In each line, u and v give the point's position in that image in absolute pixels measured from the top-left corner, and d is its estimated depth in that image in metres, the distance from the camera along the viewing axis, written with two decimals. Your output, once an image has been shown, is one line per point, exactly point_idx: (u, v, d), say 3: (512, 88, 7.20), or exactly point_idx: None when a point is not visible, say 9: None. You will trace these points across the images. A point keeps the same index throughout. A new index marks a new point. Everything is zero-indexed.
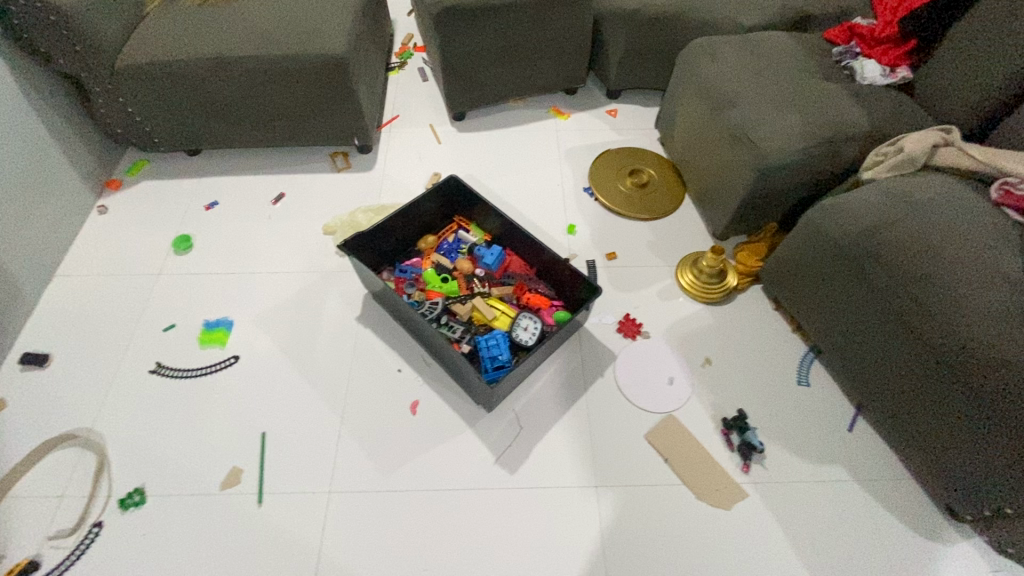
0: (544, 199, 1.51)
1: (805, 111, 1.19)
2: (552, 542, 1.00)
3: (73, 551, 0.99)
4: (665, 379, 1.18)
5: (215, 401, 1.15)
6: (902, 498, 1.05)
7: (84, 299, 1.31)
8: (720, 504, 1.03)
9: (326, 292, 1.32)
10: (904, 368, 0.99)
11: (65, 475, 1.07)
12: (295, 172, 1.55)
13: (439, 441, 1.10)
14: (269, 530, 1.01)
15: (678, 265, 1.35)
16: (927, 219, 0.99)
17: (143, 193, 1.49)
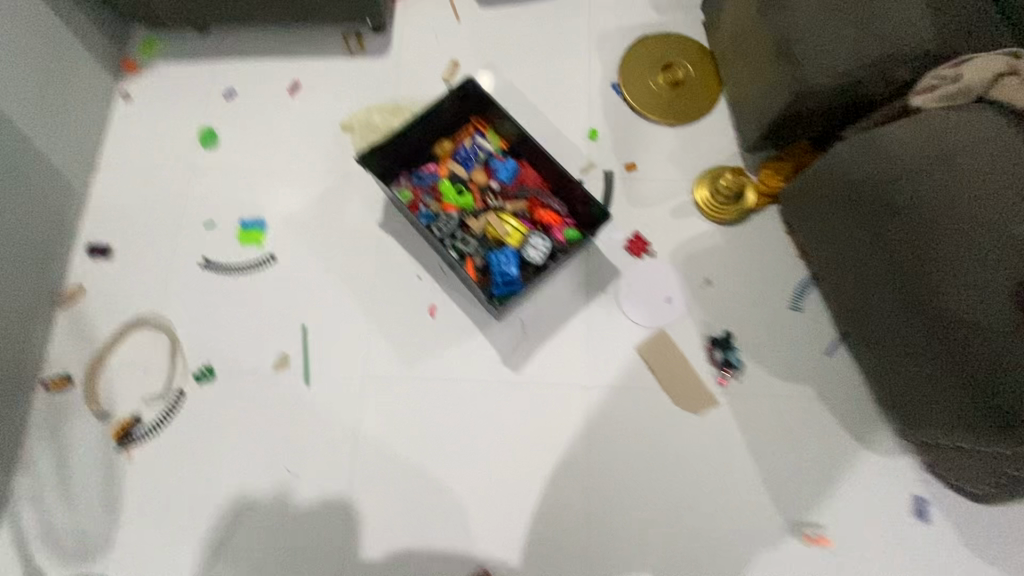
0: (567, 96, 1.42)
1: (866, 19, 1.06)
2: (545, 431, 1.20)
3: (166, 412, 1.25)
4: (663, 297, 1.26)
5: (259, 297, 1.31)
6: (858, 417, 1.18)
7: (128, 192, 1.41)
8: (692, 410, 1.20)
9: (348, 195, 1.37)
10: (888, 310, 1.06)
11: (148, 351, 1.29)
12: (308, 58, 1.48)
13: (454, 343, 1.26)
14: (315, 405, 1.24)
15: (696, 180, 1.33)
16: (956, 168, 0.97)
17: (162, 79, 1.48)
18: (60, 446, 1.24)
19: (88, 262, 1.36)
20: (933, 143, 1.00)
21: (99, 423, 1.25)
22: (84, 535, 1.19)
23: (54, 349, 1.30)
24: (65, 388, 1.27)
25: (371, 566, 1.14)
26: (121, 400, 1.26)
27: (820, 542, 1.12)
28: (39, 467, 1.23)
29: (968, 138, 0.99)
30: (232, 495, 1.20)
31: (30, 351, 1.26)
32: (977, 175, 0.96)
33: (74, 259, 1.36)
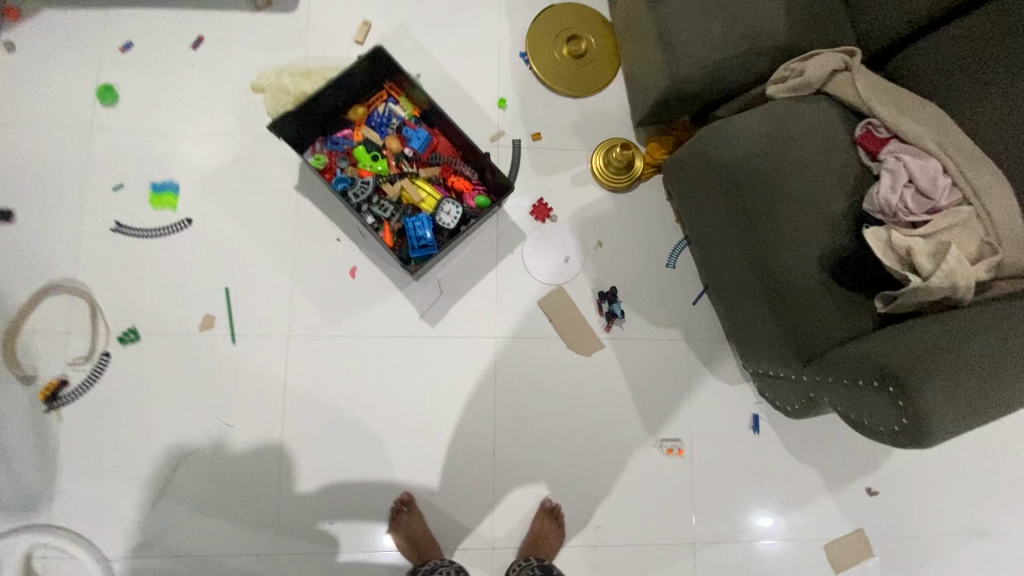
0: (479, 63, 1.48)
1: (730, 15, 1.19)
2: (459, 375, 1.38)
3: (93, 374, 1.29)
4: (561, 258, 1.43)
5: (179, 260, 1.35)
6: (714, 353, 1.46)
7: (23, 152, 1.35)
8: (583, 353, 1.42)
9: (263, 158, 1.40)
10: (734, 271, 1.28)
11: (66, 315, 1.31)
12: (210, 9, 1.43)
13: (375, 300, 1.38)
14: (244, 362, 1.33)
15: (594, 149, 1.47)
16: (788, 154, 1.17)
17: (47, 27, 1.39)
18: None
19: None
20: (777, 129, 1.18)
21: (23, 385, 1.28)
22: (22, 489, 1.26)
23: None
24: None
25: (307, 496, 1.30)
26: (45, 364, 1.29)
27: (678, 453, 1.42)
28: None
29: (803, 126, 1.19)
30: (169, 445, 1.29)
31: None
32: (803, 161, 1.17)
33: None
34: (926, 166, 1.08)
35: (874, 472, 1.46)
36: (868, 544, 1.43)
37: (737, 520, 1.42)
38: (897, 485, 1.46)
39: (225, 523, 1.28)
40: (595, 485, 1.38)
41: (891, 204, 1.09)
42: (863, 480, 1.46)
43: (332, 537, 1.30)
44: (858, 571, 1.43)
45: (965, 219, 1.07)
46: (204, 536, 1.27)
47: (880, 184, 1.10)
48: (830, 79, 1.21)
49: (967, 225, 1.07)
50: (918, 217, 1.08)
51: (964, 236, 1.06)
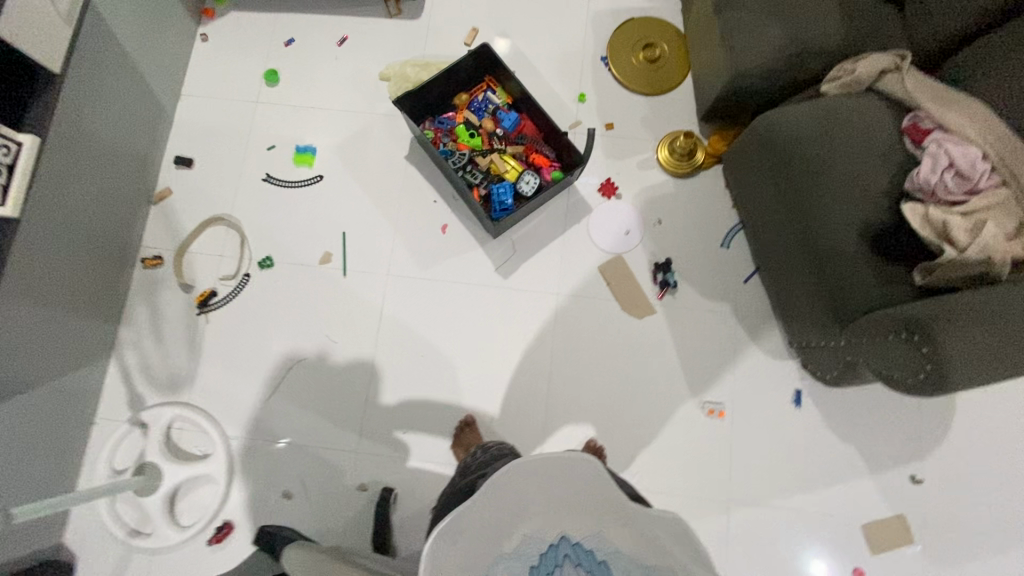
0: (565, 64, 1.74)
1: (788, 21, 1.36)
2: (525, 323, 1.59)
3: (235, 289, 1.62)
4: (623, 230, 1.63)
5: (309, 207, 1.67)
6: (760, 328, 1.58)
7: (205, 116, 1.74)
8: (636, 315, 1.58)
9: (382, 132, 1.72)
10: (780, 247, 1.41)
11: (222, 242, 1.66)
12: (354, 16, 1.80)
13: (460, 252, 1.63)
14: (350, 292, 1.62)
15: (659, 140, 1.67)
16: (834, 140, 1.31)
17: (233, 25, 1.80)
18: (154, 308, 1.62)
19: (174, 170, 1.71)
20: (825, 118, 1.33)
21: (184, 293, 1.63)
22: (173, 373, 1.59)
23: (148, 235, 1.67)
24: (157, 266, 1.64)
25: (388, 408, 1.55)
26: (202, 278, 1.64)
27: (719, 415, 1.53)
28: (138, 321, 1.61)
29: (850, 116, 1.33)
30: (286, 352, 1.59)
31: (132, 235, 1.62)
32: (849, 147, 1.31)
33: (162, 168, 1.71)
34: (966, 151, 1.19)
35: (920, 461, 1.50)
36: (909, 530, 1.45)
37: (773, 487, 1.49)
38: (943, 476, 1.49)
39: (322, 421, 1.55)
40: (637, 434, 1.52)
41: (930, 183, 1.20)
42: (909, 468, 1.49)
43: (404, 446, 1.53)
44: (896, 556, 1.44)
45: (1003, 200, 1.17)
46: (305, 428, 1.55)
47: (922, 165, 1.22)
48: (881, 78, 1.35)
49: (1004, 206, 1.17)
50: (956, 196, 1.19)
51: (1001, 215, 1.16)
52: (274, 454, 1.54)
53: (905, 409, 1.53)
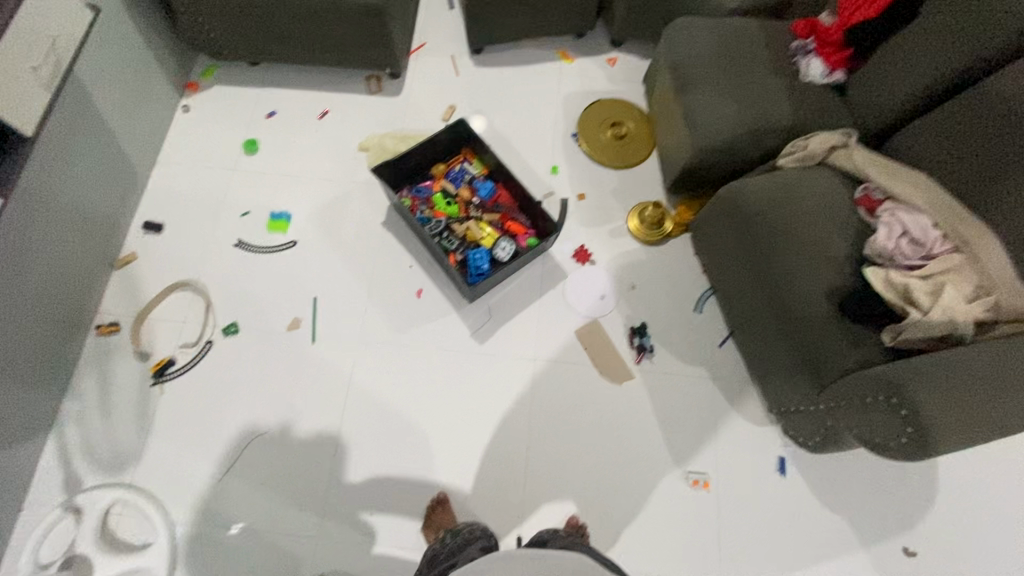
0: (538, 138, 1.83)
1: (742, 104, 1.50)
2: (501, 390, 1.54)
3: (196, 357, 1.54)
4: (598, 295, 1.64)
5: (282, 271, 1.64)
6: (738, 393, 1.56)
7: (180, 182, 1.74)
8: (614, 381, 1.55)
9: (359, 199, 1.74)
10: (753, 311, 1.43)
11: (186, 308, 1.60)
12: (336, 92, 1.88)
13: (434, 318, 1.60)
14: (318, 360, 1.56)
15: (629, 210, 1.73)
16: (795, 209, 1.38)
17: (217, 97, 1.86)
18: (105, 378, 1.52)
19: (142, 235, 1.67)
20: (783, 188, 1.41)
21: (140, 362, 1.54)
22: (118, 450, 1.46)
23: (107, 301, 1.59)
24: (113, 333, 1.56)
25: (354, 486, 1.44)
26: (160, 345, 1.55)
27: (704, 485, 1.47)
28: (85, 393, 1.50)
29: (806, 186, 1.41)
30: (246, 425, 1.49)
31: (90, 300, 1.55)
32: (809, 215, 1.37)
33: (130, 232, 1.67)
34: (917, 220, 1.26)
35: (910, 531, 1.45)
36: None
37: (764, 564, 1.41)
38: (935, 548, 1.44)
39: (280, 501, 1.43)
40: (620, 509, 1.44)
41: (888, 249, 1.26)
42: (900, 539, 1.44)
43: (369, 529, 1.41)
44: None
45: (957, 265, 1.21)
46: (261, 510, 1.42)
47: (878, 233, 1.28)
48: (831, 154, 1.46)
49: (959, 270, 1.21)
50: (913, 261, 1.25)
51: (958, 279, 1.20)
52: (222, 542, 1.39)
53: (889, 476, 1.50)
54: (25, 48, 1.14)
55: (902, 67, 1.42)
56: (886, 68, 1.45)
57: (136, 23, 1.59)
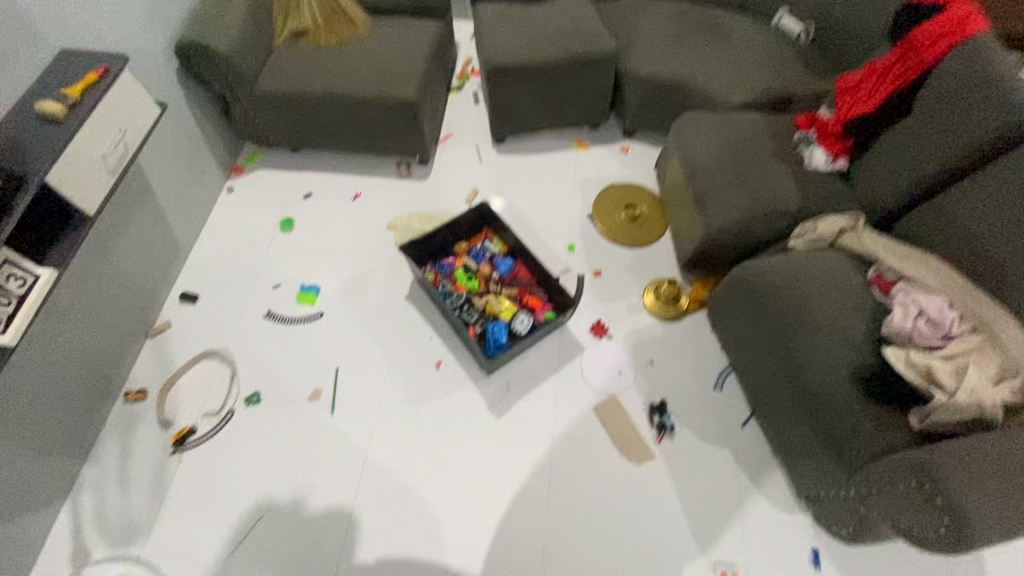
0: (556, 218, 1.92)
1: (750, 189, 1.58)
2: (517, 467, 1.51)
3: (217, 426, 1.56)
4: (616, 371, 1.64)
5: (306, 342, 1.70)
6: (764, 476, 1.51)
7: (218, 256, 1.85)
8: (634, 461, 1.52)
9: (384, 274, 1.82)
10: (773, 391, 1.42)
11: (212, 376, 1.64)
12: (368, 176, 2.03)
13: (452, 390, 1.62)
14: (335, 431, 1.56)
15: (645, 286, 1.78)
16: (810, 289, 1.40)
17: (259, 179, 2.02)
18: (127, 445, 1.54)
19: (178, 305, 1.76)
20: (796, 270, 1.45)
21: (161, 429, 1.56)
22: (130, 521, 1.44)
23: (137, 368, 1.65)
24: (140, 400, 1.60)
25: (363, 567, 1.39)
26: (183, 414, 1.58)
27: None
28: (105, 460, 1.52)
29: (819, 268, 1.44)
30: (259, 497, 1.47)
31: (121, 368, 1.60)
32: (824, 296, 1.39)
33: (167, 303, 1.76)
34: (932, 300, 1.28)
35: None
36: None
37: None
38: None
39: None
40: None
41: (905, 330, 1.27)
42: None
43: None
44: None
45: (979, 346, 1.20)
46: None
47: (894, 313, 1.30)
48: (841, 236, 1.50)
49: (982, 351, 1.20)
50: (932, 341, 1.24)
51: (982, 361, 1.18)
52: None
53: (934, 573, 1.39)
54: (98, 138, 1.27)
55: (896, 161, 1.50)
56: (887, 156, 1.53)
57: (195, 117, 1.78)
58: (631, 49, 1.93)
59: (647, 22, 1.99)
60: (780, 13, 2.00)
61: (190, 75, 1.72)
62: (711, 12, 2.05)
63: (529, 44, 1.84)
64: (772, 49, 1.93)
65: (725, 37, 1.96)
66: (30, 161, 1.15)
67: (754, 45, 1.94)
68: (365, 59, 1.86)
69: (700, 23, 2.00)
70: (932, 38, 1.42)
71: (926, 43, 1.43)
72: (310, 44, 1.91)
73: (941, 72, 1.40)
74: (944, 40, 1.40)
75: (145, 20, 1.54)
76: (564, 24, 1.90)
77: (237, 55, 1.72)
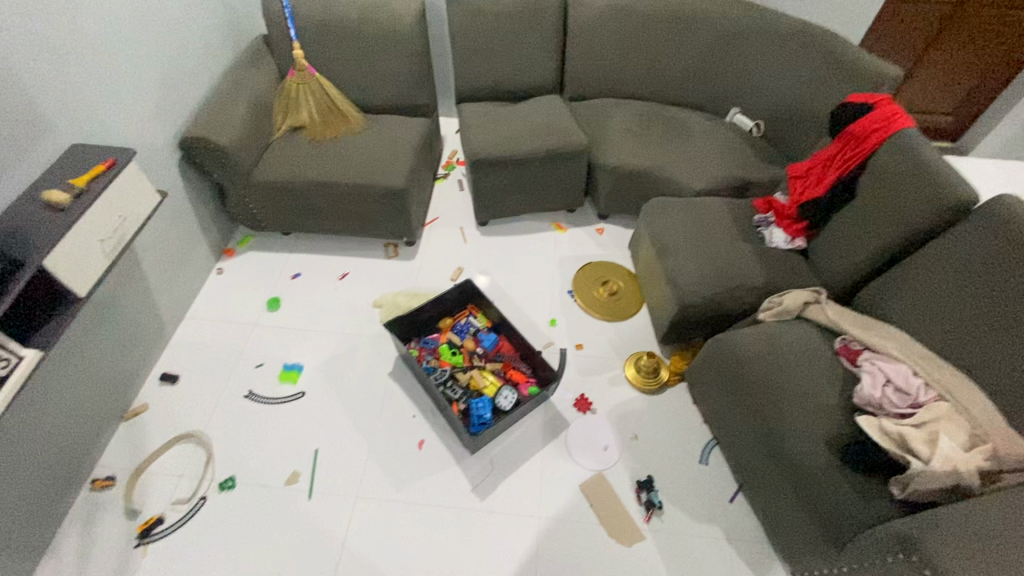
0: (537, 295, 2.00)
1: (717, 266, 1.69)
2: (503, 552, 1.45)
3: (187, 514, 1.49)
4: (601, 446, 1.63)
5: (288, 422, 1.67)
6: (757, 554, 1.47)
7: (202, 336, 1.86)
8: (623, 542, 1.47)
9: (368, 352, 1.84)
10: (758, 463, 1.43)
11: (186, 461, 1.59)
12: (356, 257, 2.11)
13: (435, 470, 1.58)
14: (312, 519, 1.49)
15: (625, 360, 1.82)
16: (783, 360, 1.46)
17: (249, 261, 2.08)
18: (87, 538, 1.45)
19: (156, 387, 1.73)
20: (768, 341, 1.51)
21: (127, 519, 1.48)
22: None
23: (108, 453, 1.59)
24: (107, 487, 1.53)
25: None
26: (152, 502, 1.51)
27: None
28: (61, 556, 1.42)
29: (790, 339, 1.51)
30: None
31: (90, 454, 1.55)
32: (797, 367, 1.44)
33: (145, 385, 1.74)
34: (898, 368, 1.33)
35: None
36: None
37: None
38: None
39: None
40: None
41: (875, 398, 1.31)
42: None
43: None
44: None
45: (948, 412, 1.23)
46: None
47: (863, 381, 1.34)
48: (806, 308, 1.59)
49: (951, 417, 1.23)
50: (903, 409, 1.28)
51: (951, 427, 1.21)
52: None
53: None
54: (98, 225, 1.33)
55: (853, 236, 1.61)
56: (838, 237, 1.66)
57: (191, 205, 1.87)
58: (601, 142, 2.12)
59: (614, 119, 2.21)
60: (733, 111, 2.25)
61: (191, 166, 1.83)
62: (671, 111, 2.28)
63: (509, 138, 2.02)
64: (728, 142, 2.13)
65: (685, 131, 2.17)
66: (30, 246, 1.19)
67: (711, 138, 2.15)
68: (357, 151, 2.00)
69: (662, 119, 2.22)
70: (863, 134, 1.59)
71: (860, 138, 1.60)
72: (307, 138, 2.06)
73: (882, 156, 1.55)
74: (875, 136, 1.57)
75: (153, 119, 1.66)
76: (541, 121, 2.09)
77: (238, 148, 1.84)
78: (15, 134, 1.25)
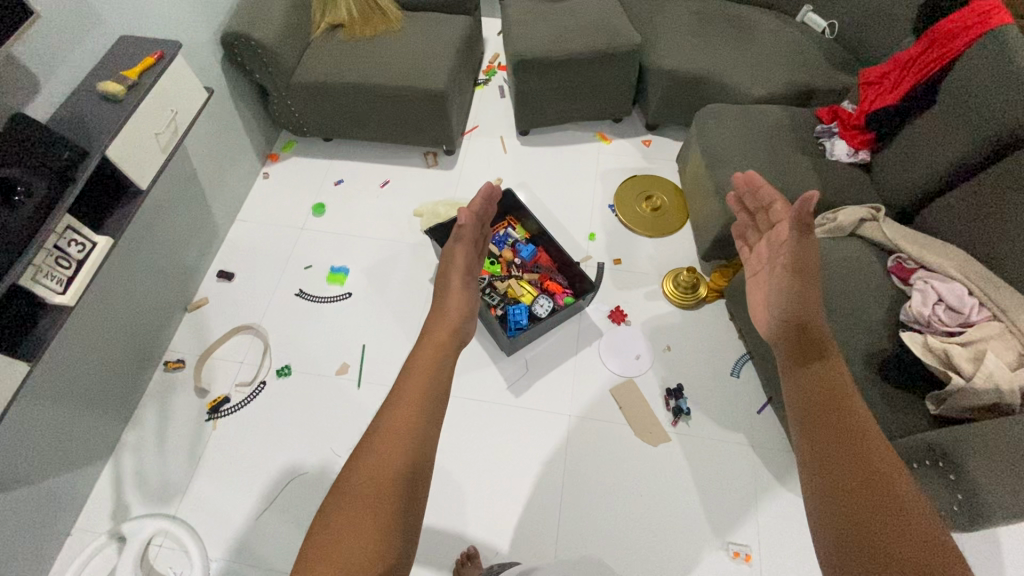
0: (577, 208, 1.97)
1: (770, 179, 1.62)
2: (535, 445, 1.55)
3: (249, 396, 1.64)
4: (633, 355, 1.68)
5: (336, 318, 1.77)
6: (781, 461, 1.52)
7: (253, 237, 1.94)
8: (649, 442, 1.55)
9: (409, 258, 1.89)
10: None
11: (245, 349, 1.72)
12: (397, 165, 2.11)
13: (473, 369, 1.67)
14: (360, 405, 1.62)
15: (664, 275, 1.81)
16: (829, 278, 1.42)
17: (293, 166, 2.12)
18: (165, 410, 1.62)
19: (213, 283, 1.85)
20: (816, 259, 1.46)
21: (197, 397, 1.64)
22: (165, 482, 1.53)
23: (177, 340, 1.74)
24: (178, 369, 1.68)
25: None
26: (217, 385, 1.66)
27: (746, 558, 1.40)
28: (143, 425, 1.60)
29: (840, 258, 1.46)
30: (286, 463, 1.54)
31: (160, 339, 1.69)
32: (845, 286, 1.40)
33: (204, 281, 1.85)
34: (952, 287, 1.27)
35: None
36: None
37: None
38: None
39: None
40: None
41: (925, 316, 1.27)
42: None
43: None
44: None
45: (1000, 332, 1.20)
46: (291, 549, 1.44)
47: (913, 299, 1.30)
48: (861, 226, 1.51)
49: (1003, 338, 1.19)
50: (952, 328, 1.24)
51: (1002, 347, 1.18)
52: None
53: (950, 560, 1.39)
54: (153, 118, 1.36)
55: (922, 149, 1.49)
56: (906, 151, 1.54)
57: (235, 106, 1.88)
58: (654, 43, 1.98)
59: (671, 17, 2.04)
60: (804, 9, 2.05)
61: (234, 65, 1.82)
62: (734, 8, 2.08)
63: (555, 37, 1.90)
64: (796, 44, 1.95)
65: (748, 31, 1.99)
66: (93, 135, 1.24)
67: (777, 39, 1.96)
68: (397, 51, 1.94)
69: (724, 17, 2.04)
70: (956, 31, 1.42)
71: (948, 38, 1.44)
72: (347, 36, 2.00)
73: (970, 57, 1.39)
74: (967, 35, 1.40)
75: (196, 12, 1.64)
76: (590, 19, 1.95)
77: (279, 45, 1.81)
78: (69, 23, 1.27)
